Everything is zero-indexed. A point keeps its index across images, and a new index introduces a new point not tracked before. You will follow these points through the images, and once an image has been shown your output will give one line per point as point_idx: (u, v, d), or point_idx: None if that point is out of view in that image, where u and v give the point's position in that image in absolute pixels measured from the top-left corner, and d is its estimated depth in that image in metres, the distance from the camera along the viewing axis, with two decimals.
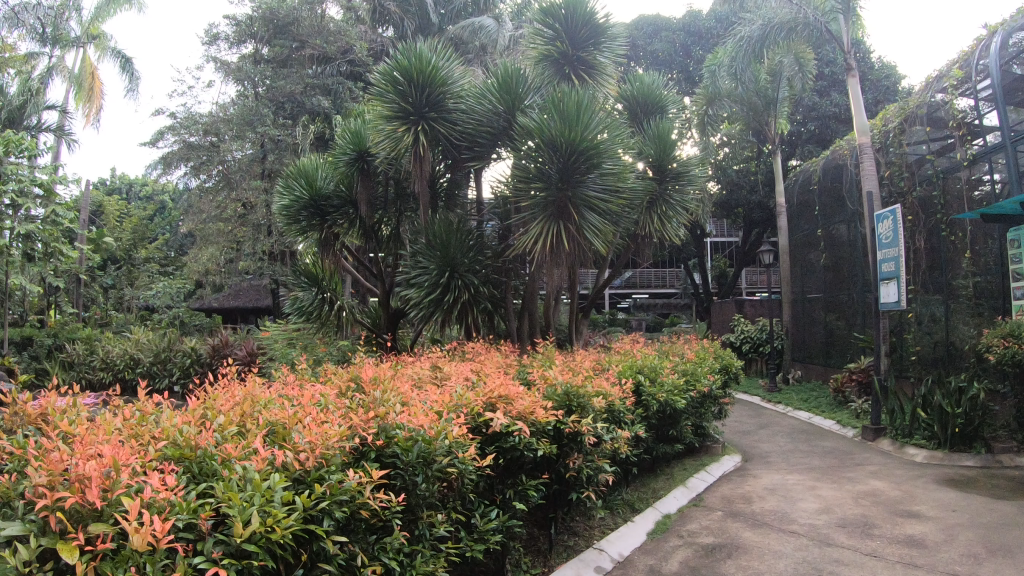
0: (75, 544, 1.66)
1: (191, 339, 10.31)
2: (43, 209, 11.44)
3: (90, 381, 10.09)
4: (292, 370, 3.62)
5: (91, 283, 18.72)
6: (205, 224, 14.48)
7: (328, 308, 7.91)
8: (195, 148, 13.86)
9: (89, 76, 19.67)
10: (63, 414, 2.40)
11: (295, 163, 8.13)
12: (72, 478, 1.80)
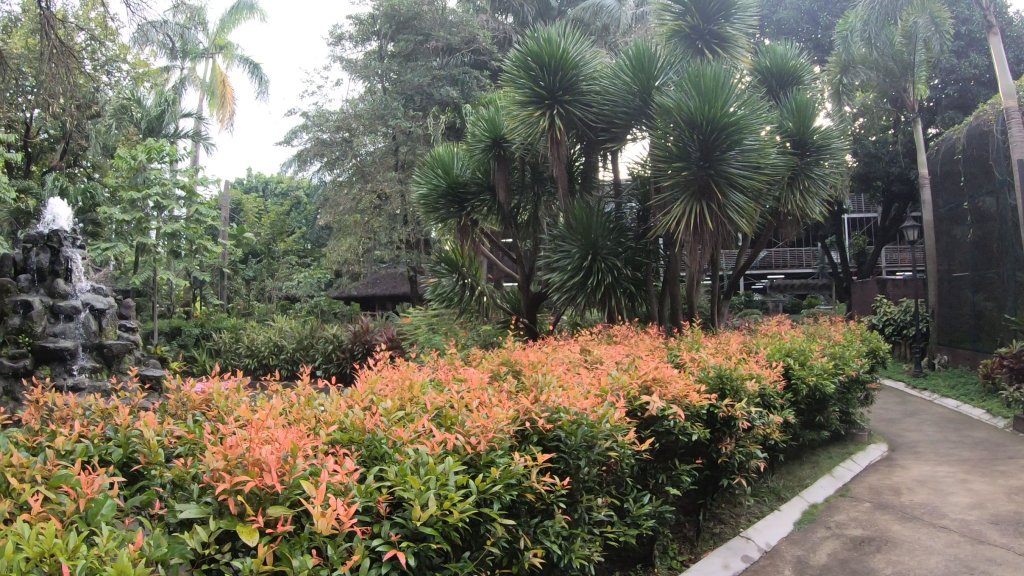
0: (254, 527, 1.57)
1: (332, 327, 10.52)
2: (187, 207, 11.98)
3: (239, 367, 10.43)
4: (442, 355, 3.51)
5: (234, 276, 19.50)
6: (340, 217, 14.77)
7: (469, 294, 7.88)
8: (328, 144, 14.14)
9: (220, 83, 20.44)
10: (227, 400, 2.33)
11: (432, 152, 8.26)
12: (250, 461, 1.69)
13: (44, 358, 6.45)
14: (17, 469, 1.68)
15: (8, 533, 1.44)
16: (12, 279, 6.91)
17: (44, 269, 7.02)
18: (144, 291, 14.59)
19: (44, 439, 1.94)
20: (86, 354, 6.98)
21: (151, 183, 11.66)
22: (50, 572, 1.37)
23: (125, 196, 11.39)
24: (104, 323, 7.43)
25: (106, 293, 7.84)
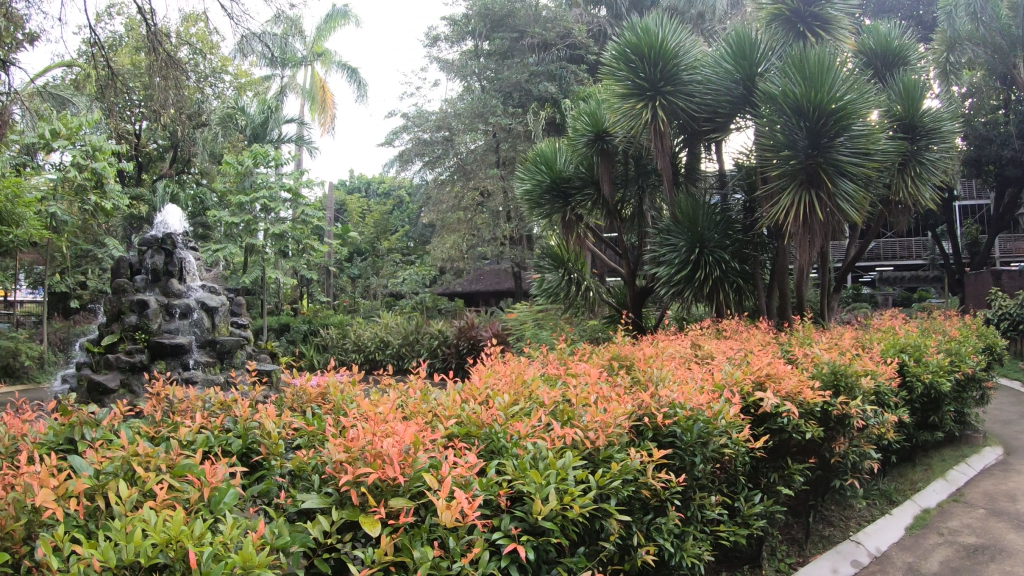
0: (376, 518, 1.54)
1: (437, 322, 10.63)
2: (294, 209, 12.34)
3: (346, 362, 10.66)
4: (552, 350, 3.46)
5: (340, 275, 19.96)
6: (443, 214, 14.92)
7: (576, 289, 7.83)
8: (429, 144, 14.41)
9: (321, 89, 20.93)
10: (343, 394, 2.31)
11: (535, 148, 8.26)
12: (372, 453, 1.65)
13: (160, 353, 6.62)
14: (141, 457, 1.68)
15: (136, 520, 1.44)
16: (129, 280, 7.13)
17: (159, 269, 7.20)
18: (252, 290, 15.08)
19: (164, 431, 1.94)
20: (200, 349, 7.17)
21: (257, 187, 12.10)
22: (175, 559, 1.37)
23: (233, 199, 11.86)
24: (218, 319, 7.54)
25: (222, 291, 7.98)
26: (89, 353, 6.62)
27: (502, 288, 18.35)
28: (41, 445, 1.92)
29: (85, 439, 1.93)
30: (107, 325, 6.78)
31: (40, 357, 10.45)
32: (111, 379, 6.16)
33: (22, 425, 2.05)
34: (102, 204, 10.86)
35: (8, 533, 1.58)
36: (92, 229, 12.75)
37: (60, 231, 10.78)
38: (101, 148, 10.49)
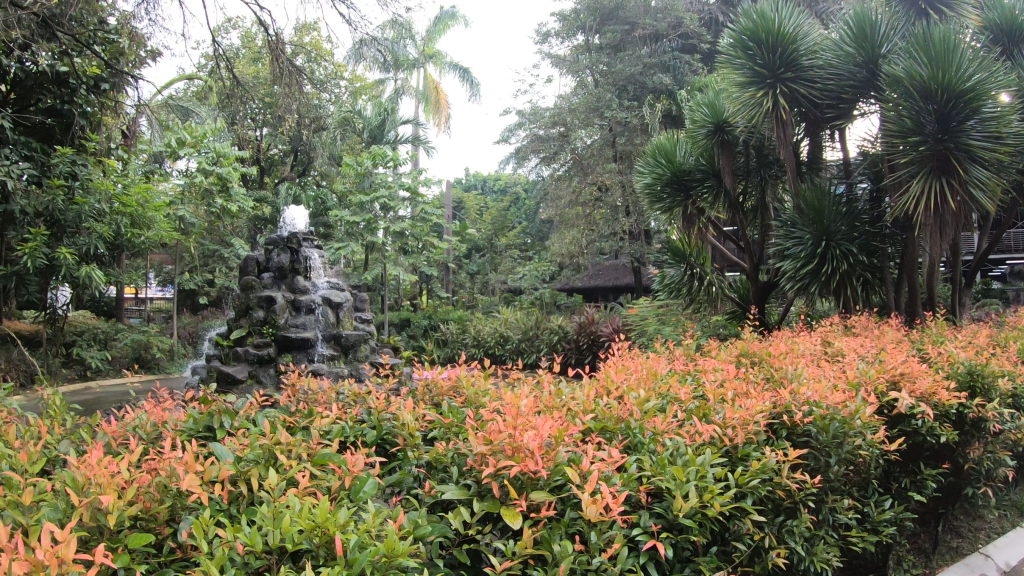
0: (518, 510, 1.50)
1: (557, 317, 10.62)
2: (414, 206, 12.73)
3: (467, 356, 10.75)
4: (678, 346, 3.38)
5: (459, 271, 20.21)
6: (562, 211, 15.19)
7: (698, 284, 7.75)
8: (545, 139, 14.46)
9: (434, 90, 21.41)
10: (475, 386, 2.28)
11: (655, 141, 8.24)
12: (511, 445, 1.60)
13: (287, 347, 6.78)
14: (283, 445, 1.68)
15: (281, 506, 1.44)
16: (257, 276, 7.38)
17: (285, 267, 7.45)
18: (374, 287, 15.42)
19: (301, 420, 1.94)
20: (325, 343, 7.15)
21: (377, 187, 12.47)
22: (320, 545, 1.37)
23: (354, 199, 12.23)
24: (342, 314, 7.54)
25: (345, 287, 8.01)
26: (218, 346, 6.86)
27: (620, 283, 17.04)
28: (182, 432, 1.96)
29: (225, 428, 1.96)
30: (236, 320, 7.06)
31: (172, 350, 10.96)
32: (240, 369, 6.41)
33: (164, 413, 2.09)
34: (228, 206, 11.27)
35: (155, 514, 1.61)
36: (219, 230, 13.29)
37: (189, 232, 11.27)
38: (225, 154, 10.91)
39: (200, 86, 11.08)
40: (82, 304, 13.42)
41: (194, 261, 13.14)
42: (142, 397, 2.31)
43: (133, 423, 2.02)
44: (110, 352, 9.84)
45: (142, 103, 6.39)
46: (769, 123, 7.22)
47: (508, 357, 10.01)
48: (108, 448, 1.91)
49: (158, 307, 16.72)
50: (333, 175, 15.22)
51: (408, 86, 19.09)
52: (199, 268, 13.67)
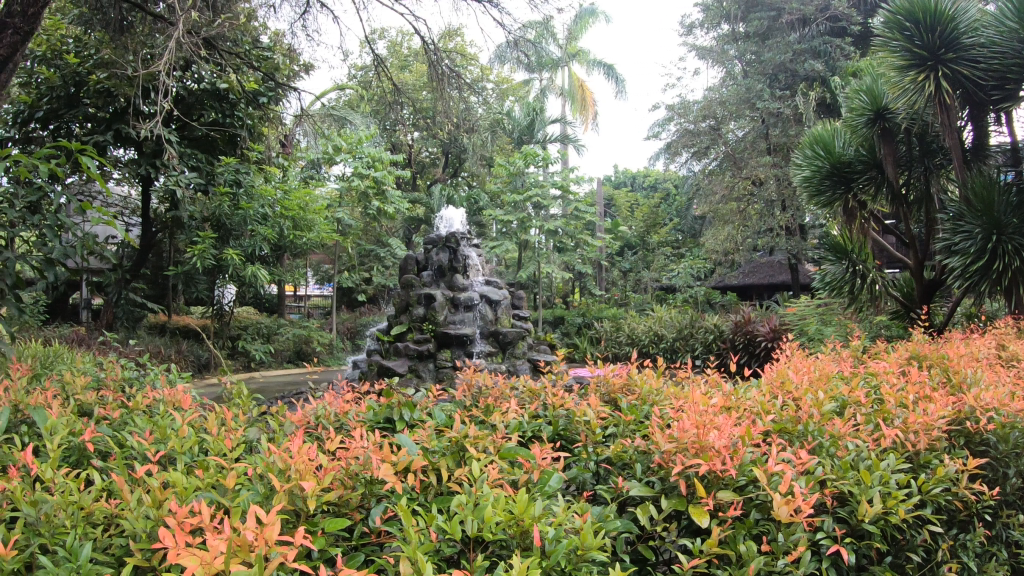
0: (705, 508, 1.52)
1: (712, 316, 10.46)
2: (566, 205, 13.30)
3: (623, 354, 10.79)
4: (843, 348, 3.30)
5: (609, 270, 20.25)
6: (715, 207, 14.58)
7: (861, 282, 7.39)
8: (697, 134, 14.33)
9: (580, 90, 22.57)
10: (648, 385, 2.31)
11: (812, 132, 8.06)
12: (701, 444, 1.63)
13: (446, 343, 7.01)
14: (470, 439, 1.75)
15: (478, 495, 1.51)
16: (417, 275, 7.70)
17: (443, 266, 7.59)
18: (526, 285, 15.66)
19: (479, 416, 2.00)
20: (483, 340, 7.28)
21: (529, 187, 12.95)
22: (517, 536, 1.42)
23: (508, 199, 12.74)
24: (501, 312, 7.54)
25: (504, 286, 8.09)
26: (379, 341, 7.33)
27: (776, 280, 16.74)
28: (366, 423, 2.08)
29: (405, 420, 2.06)
30: (396, 316, 7.43)
31: (332, 345, 11.44)
32: (400, 364, 6.72)
33: (344, 405, 2.22)
34: (384, 209, 11.71)
35: (347, 501, 1.71)
36: (375, 231, 13.86)
37: (348, 233, 11.80)
38: (379, 158, 11.42)
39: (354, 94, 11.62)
40: (247, 302, 14.25)
41: (353, 261, 13.75)
42: (324, 390, 2.47)
43: (317, 413, 2.16)
44: (274, 345, 10.36)
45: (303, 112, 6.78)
46: (932, 108, 6.99)
47: (662, 356, 9.92)
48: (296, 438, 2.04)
49: (317, 305, 17.53)
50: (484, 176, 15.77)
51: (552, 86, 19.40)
52: (356, 267, 14.22)
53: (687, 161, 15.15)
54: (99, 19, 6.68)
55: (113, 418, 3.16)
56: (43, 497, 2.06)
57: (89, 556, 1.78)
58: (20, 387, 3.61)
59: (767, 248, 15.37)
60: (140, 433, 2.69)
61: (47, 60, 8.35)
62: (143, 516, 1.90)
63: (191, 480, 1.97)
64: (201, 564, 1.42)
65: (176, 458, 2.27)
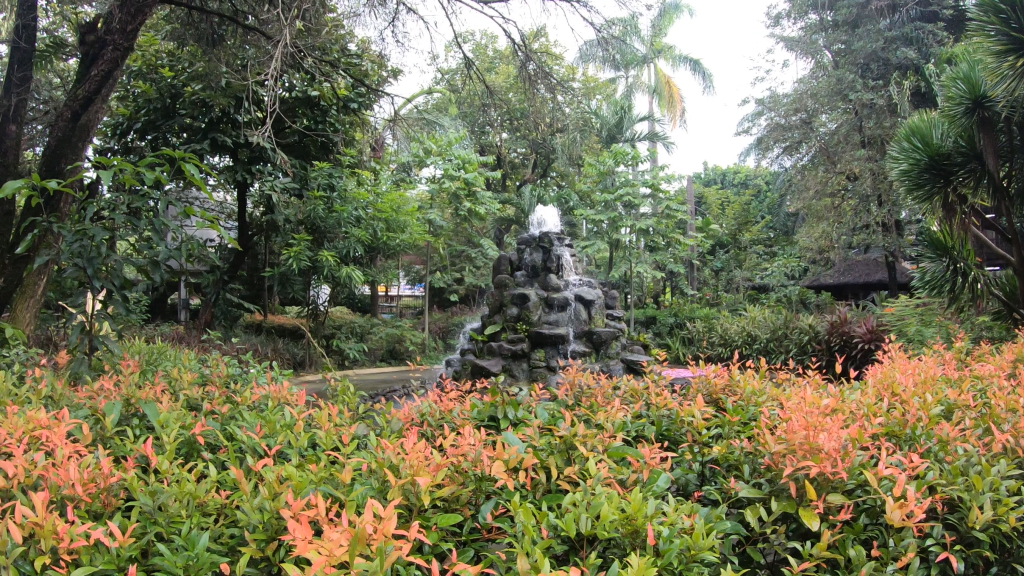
0: (816, 512, 1.59)
1: (809, 316, 10.26)
2: (657, 205, 13.10)
3: (719, 355, 10.73)
4: (949, 351, 3.24)
5: (702, 270, 20.06)
6: (809, 203, 14.53)
7: (962, 280, 7.28)
8: (788, 128, 14.19)
9: (666, 85, 22.88)
10: (745, 408, 2.50)
11: (909, 122, 7.76)
12: (812, 447, 1.74)
13: (539, 342, 7.02)
14: (579, 438, 1.89)
15: (593, 491, 1.62)
16: (511, 275, 7.85)
17: (537, 266, 7.76)
18: (616, 284, 15.65)
19: (582, 414, 2.24)
20: (577, 340, 7.23)
21: (620, 186, 13.03)
22: (630, 534, 1.51)
23: (599, 199, 12.92)
24: (595, 311, 7.47)
25: (598, 285, 8.10)
26: (473, 341, 7.51)
27: (873, 279, 16.35)
28: (471, 420, 2.26)
29: (509, 418, 2.22)
30: (491, 316, 7.62)
31: (425, 344, 11.65)
32: (493, 364, 6.88)
33: (449, 404, 2.42)
34: (475, 210, 11.90)
35: (458, 497, 1.80)
36: (466, 232, 14.10)
37: (440, 234, 12.01)
38: (469, 159, 11.60)
39: (444, 96, 11.82)
40: (340, 302, 14.63)
41: (444, 261, 14.00)
42: (428, 388, 2.62)
43: (422, 410, 2.38)
44: (367, 344, 10.61)
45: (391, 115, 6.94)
46: None
47: (756, 356, 9.80)
48: (401, 433, 2.26)
49: (409, 305, 17.87)
50: (573, 176, 15.93)
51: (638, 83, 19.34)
52: (450, 268, 14.59)
53: (778, 156, 14.94)
54: (192, 36, 7.16)
55: (221, 412, 3.31)
56: (158, 487, 2.17)
57: (207, 544, 1.87)
58: (133, 382, 3.81)
59: (862, 244, 14.98)
60: (249, 428, 2.83)
61: (143, 73, 8.86)
62: (258, 508, 1.97)
63: (306, 475, 2.06)
64: (324, 557, 1.47)
65: (289, 453, 2.39)
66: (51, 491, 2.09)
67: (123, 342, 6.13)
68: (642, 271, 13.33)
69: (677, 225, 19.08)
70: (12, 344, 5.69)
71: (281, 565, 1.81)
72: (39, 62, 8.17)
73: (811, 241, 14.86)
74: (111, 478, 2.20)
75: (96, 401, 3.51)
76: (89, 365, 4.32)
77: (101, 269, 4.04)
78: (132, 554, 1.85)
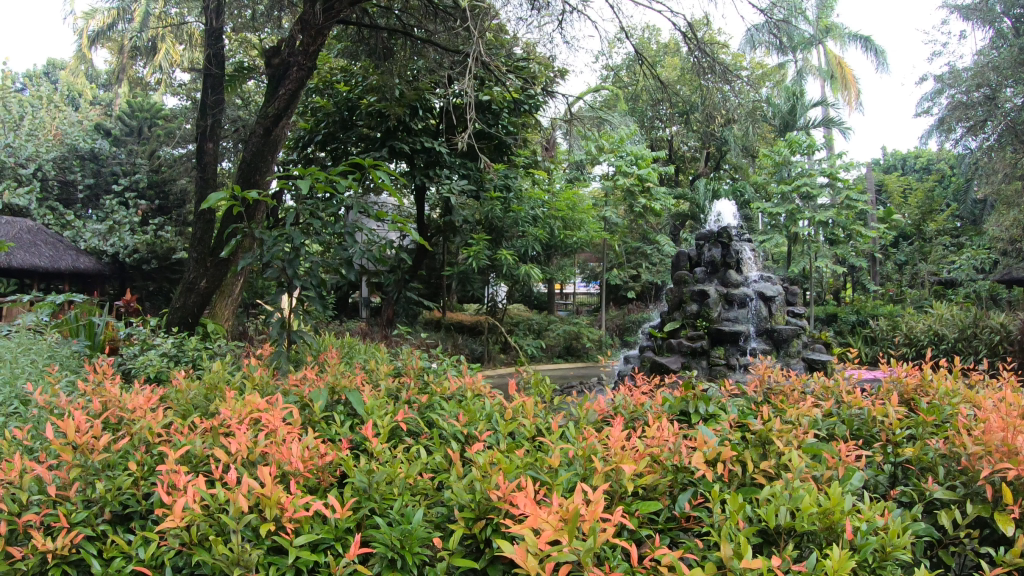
0: (1011, 516, 1.79)
1: (1001, 311, 9.71)
2: (836, 195, 12.67)
3: (902, 353, 10.37)
4: None
5: (886, 262, 19.18)
6: (999, 188, 13.66)
7: None
8: (970, 106, 13.28)
9: (839, 66, 22.07)
10: (936, 409, 2.65)
11: None
12: (1010, 453, 2.00)
13: (719, 339, 7.14)
14: (775, 434, 2.29)
15: (792, 486, 1.93)
16: (690, 272, 7.89)
17: (717, 261, 7.76)
18: (794, 277, 15.28)
19: (770, 411, 2.64)
20: (758, 338, 7.33)
21: (797, 176, 12.83)
22: (827, 526, 1.76)
23: (776, 191, 12.83)
24: (776, 308, 7.51)
25: (778, 281, 8.05)
26: (653, 338, 7.63)
27: None
28: (666, 413, 2.64)
29: (701, 412, 2.61)
30: (671, 312, 7.69)
31: (600, 341, 11.83)
32: (672, 361, 6.97)
33: (642, 397, 2.79)
34: (650, 206, 12.08)
35: (655, 488, 2.07)
36: (639, 229, 14.25)
37: (614, 232, 12.19)
38: (641, 156, 11.80)
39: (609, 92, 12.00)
40: (515, 300, 15.09)
41: (617, 258, 14.20)
42: (620, 385, 2.95)
43: (616, 403, 2.77)
44: (544, 341, 10.95)
45: (560, 115, 7.15)
46: None
47: (943, 357, 9.43)
48: (598, 422, 2.66)
49: (582, 302, 18.21)
50: (746, 168, 15.73)
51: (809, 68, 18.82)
52: (625, 265, 14.83)
53: (961, 137, 14.00)
54: (366, 51, 7.81)
55: (419, 400, 3.62)
56: (374, 468, 2.43)
57: (420, 521, 2.13)
58: (334, 372, 4.18)
59: None
60: (450, 417, 3.11)
61: (320, 90, 9.61)
62: (471, 489, 2.20)
63: (512, 460, 2.31)
64: (546, 529, 1.71)
65: (492, 440, 2.65)
66: (275, 467, 2.41)
67: (318, 336, 6.65)
68: (822, 265, 13.02)
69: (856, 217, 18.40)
70: (216, 339, 6.29)
71: (490, 541, 2.04)
72: (230, 84, 8.98)
73: (1002, 229, 14.03)
74: (326, 458, 2.51)
75: (305, 389, 3.90)
76: (292, 358, 4.76)
77: (301, 271, 4.47)
78: (349, 525, 2.14)
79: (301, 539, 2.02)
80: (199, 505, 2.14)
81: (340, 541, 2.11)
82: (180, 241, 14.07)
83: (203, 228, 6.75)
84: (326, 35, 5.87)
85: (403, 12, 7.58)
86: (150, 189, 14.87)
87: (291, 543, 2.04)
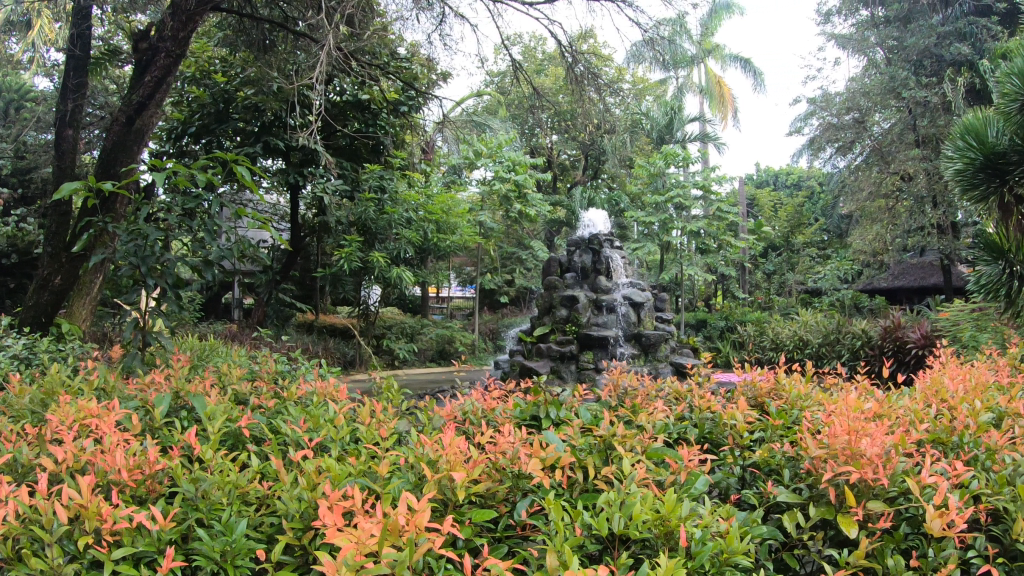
0: (854, 518, 1.75)
1: (861, 320, 10.08)
2: (708, 206, 13.18)
3: (766, 359, 10.69)
4: (978, 384, 3.30)
5: (755, 271, 19.79)
6: (863, 205, 14.31)
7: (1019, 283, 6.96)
8: (841, 128, 13.92)
9: (717, 84, 22.78)
10: (785, 413, 2.64)
11: (962, 123, 8.34)
12: (852, 455, 1.97)
13: (588, 345, 7.14)
14: (619, 438, 2.21)
15: (628, 493, 1.85)
16: (561, 277, 7.87)
17: (587, 267, 7.81)
18: (669, 284, 15.60)
19: (620, 415, 2.56)
20: (627, 342, 7.39)
21: (672, 187, 13.10)
22: (663, 534, 1.67)
23: (651, 200, 13.03)
24: (644, 314, 7.57)
25: (648, 288, 8.14)
26: (523, 342, 7.59)
27: (927, 283, 15.87)
28: (514, 418, 2.53)
29: (551, 417, 2.51)
30: (541, 317, 7.65)
31: (474, 344, 11.75)
32: (542, 366, 6.93)
33: (491, 401, 2.67)
34: (525, 212, 12.13)
35: (492, 493, 1.95)
36: (517, 234, 14.26)
37: (491, 236, 12.17)
38: (520, 162, 11.83)
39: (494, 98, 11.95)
40: (393, 302, 14.84)
41: (494, 262, 14.23)
42: (470, 387, 2.83)
43: (465, 407, 2.63)
44: (417, 345, 10.78)
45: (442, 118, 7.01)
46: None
47: (806, 361, 9.74)
48: (443, 427, 2.52)
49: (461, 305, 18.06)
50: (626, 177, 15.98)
51: (689, 83, 19.31)
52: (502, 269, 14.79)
53: (831, 157, 14.70)
54: (245, 43, 7.47)
55: (267, 405, 3.41)
56: (202, 475, 2.22)
57: (243, 531, 1.93)
58: (182, 375, 3.92)
59: (918, 246, 14.71)
60: (293, 421, 2.92)
61: (197, 80, 9.16)
62: (297, 498, 2.02)
63: (342, 467, 2.15)
64: (356, 543, 1.55)
65: (329, 445, 2.48)
66: (95, 476, 2.17)
67: (176, 337, 6.31)
68: (693, 272, 13.30)
69: (729, 228, 18.93)
70: (67, 338, 5.89)
71: (314, 552, 1.86)
72: (94, 70, 8.48)
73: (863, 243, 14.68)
74: (160, 464, 2.25)
75: (147, 392, 3.63)
76: (143, 359, 4.47)
77: (156, 268, 4.19)
78: (174, 536, 1.92)
79: (120, 551, 1.78)
80: (12, 516, 1.89)
81: (165, 555, 1.89)
82: (41, 233, 13.25)
83: (56, 219, 6.31)
84: (197, 22, 5.59)
85: (286, 5, 7.34)
86: (11, 177, 13.94)
87: (109, 556, 1.80)
